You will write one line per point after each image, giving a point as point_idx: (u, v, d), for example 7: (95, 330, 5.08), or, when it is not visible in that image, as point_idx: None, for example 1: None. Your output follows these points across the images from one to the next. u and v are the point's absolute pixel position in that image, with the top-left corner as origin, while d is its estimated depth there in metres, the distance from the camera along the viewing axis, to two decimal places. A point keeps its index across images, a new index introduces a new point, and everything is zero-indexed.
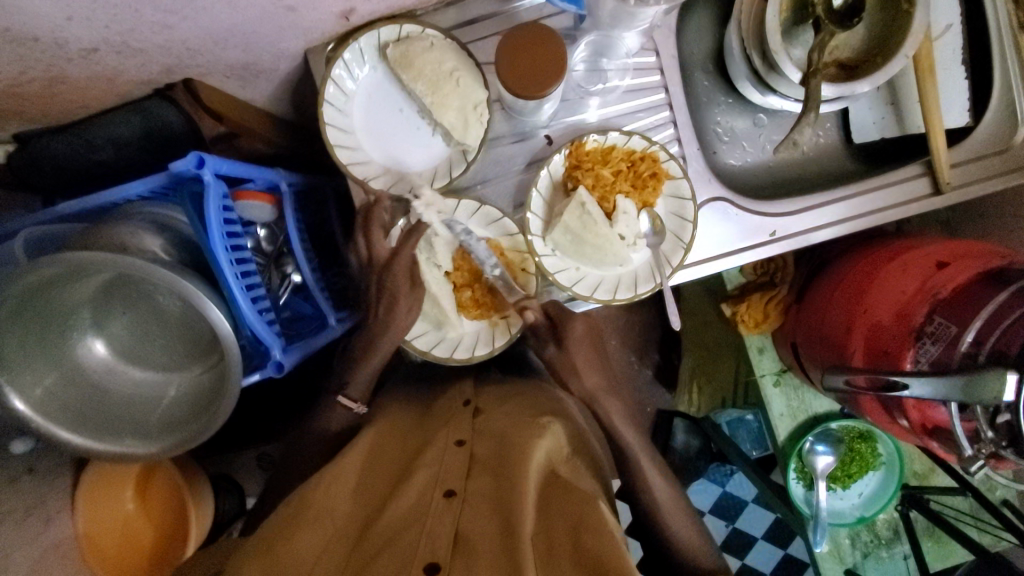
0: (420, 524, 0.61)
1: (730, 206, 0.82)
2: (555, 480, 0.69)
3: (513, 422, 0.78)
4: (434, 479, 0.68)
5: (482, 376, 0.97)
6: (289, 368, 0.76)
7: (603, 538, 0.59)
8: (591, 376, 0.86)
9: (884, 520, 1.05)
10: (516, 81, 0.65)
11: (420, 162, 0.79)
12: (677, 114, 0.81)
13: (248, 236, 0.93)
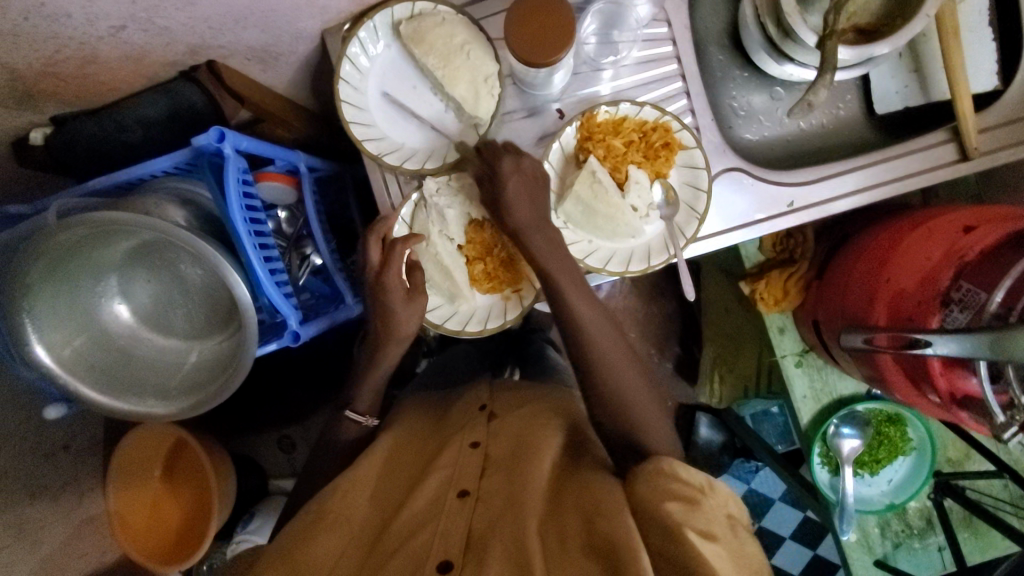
0: (435, 524, 0.64)
1: (746, 176, 0.80)
2: (570, 477, 0.69)
3: (528, 424, 0.77)
4: (449, 478, 0.70)
5: (496, 381, 0.93)
6: (306, 338, 0.78)
7: (612, 521, 0.58)
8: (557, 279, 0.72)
9: (916, 509, 1.01)
10: (523, 49, 0.66)
11: (433, 138, 0.81)
12: (689, 84, 0.81)
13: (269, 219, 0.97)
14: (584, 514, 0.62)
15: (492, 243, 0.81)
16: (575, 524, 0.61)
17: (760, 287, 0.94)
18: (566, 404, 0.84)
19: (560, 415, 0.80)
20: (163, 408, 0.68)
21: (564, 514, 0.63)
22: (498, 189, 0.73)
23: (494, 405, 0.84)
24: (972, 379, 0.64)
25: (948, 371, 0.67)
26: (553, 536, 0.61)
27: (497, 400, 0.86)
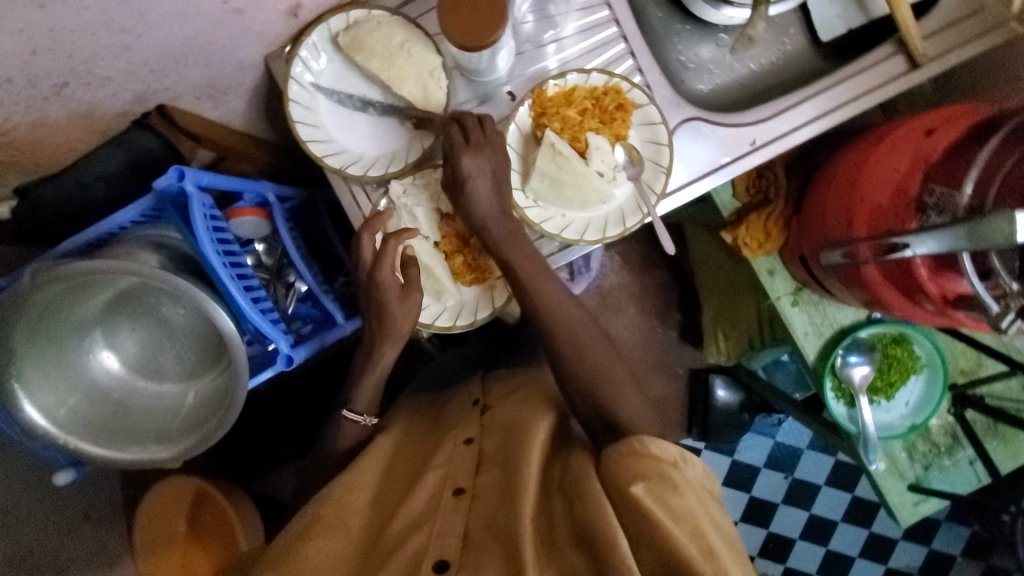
0: (431, 522, 0.65)
1: (704, 124, 0.81)
2: (559, 459, 0.71)
3: (518, 411, 0.80)
4: (445, 476, 0.72)
5: (488, 374, 0.98)
6: (299, 360, 0.78)
7: (588, 500, 0.59)
8: (524, 273, 0.75)
9: (941, 428, 1.00)
10: (463, 35, 0.67)
11: (391, 143, 0.81)
12: (632, 44, 0.81)
13: (246, 254, 0.96)
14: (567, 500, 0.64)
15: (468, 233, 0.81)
16: (560, 506, 0.63)
17: (741, 234, 0.93)
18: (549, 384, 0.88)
19: (549, 399, 0.82)
20: (168, 453, 0.68)
21: (551, 501, 0.65)
22: (458, 186, 0.74)
23: (486, 399, 0.88)
24: (962, 281, 0.64)
25: (933, 278, 0.66)
26: (543, 519, 0.63)
27: (489, 395, 0.89)
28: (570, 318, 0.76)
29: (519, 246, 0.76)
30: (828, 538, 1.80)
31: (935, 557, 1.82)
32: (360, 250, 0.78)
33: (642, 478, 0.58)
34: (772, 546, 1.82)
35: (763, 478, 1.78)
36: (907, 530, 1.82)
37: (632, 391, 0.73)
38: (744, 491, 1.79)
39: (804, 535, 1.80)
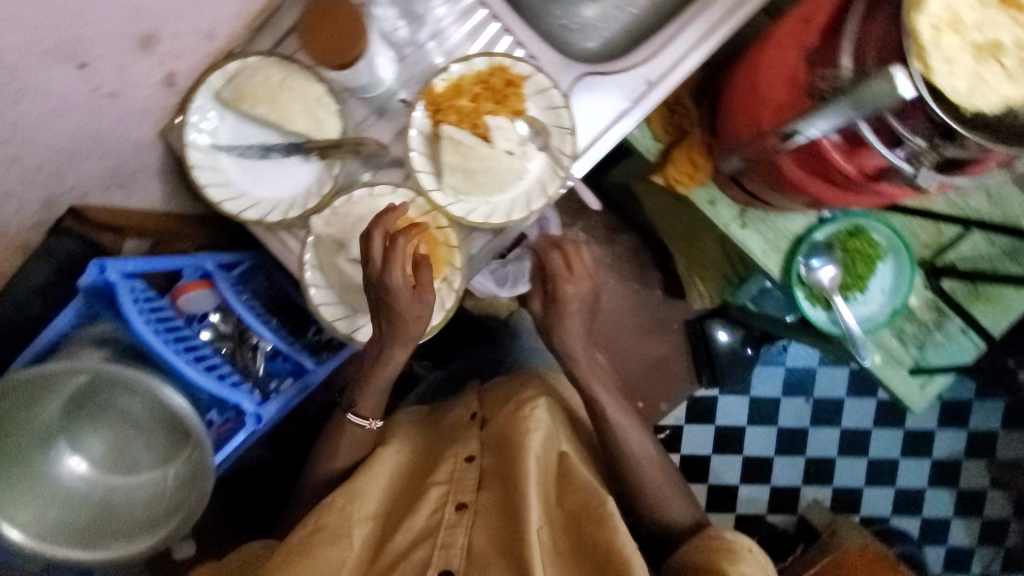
0: (436, 535, 0.79)
1: (597, 77, 0.81)
2: (550, 466, 0.88)
3: (507, 423, 0.94)
4: (448, 490, 0.86)
5: (483, 388, 1.13)
6: (268, 415, 0.80)
7: (602, 529, 0.76)
8: (604, 392, 1.02)
9: (922, 305, 1.00)
10: (327, 55, 0.71)
11: (303, 180, 0.80)
12: (506, 20, 0.81)
13: (204, 329, 0.96)
14: (570, 513, 0.82)
15: None
16: (564, 518, 0.82)
17: (669, 172, 0.93)
18: (540, 389, 1.05)
19: (528, 408, 0.96)
20: (153, 538, 0.69)
21: (549, 510, 0.82)
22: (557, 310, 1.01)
23: (482, 413, 1.02)
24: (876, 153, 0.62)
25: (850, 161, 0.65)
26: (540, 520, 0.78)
27: (484, 408, 1.04)
28: (636, 455, 0.99)
29: (590, 346, 1.04)
30: (866, 447, 1.83)
31: (976, 435, 1.83)
32: (369, 250, 0.76)
33: (731, 555, 0.77)
34: (815, 470, 1.84)
35: (786, 406, 1.81)
36: (941, 417, 1.82)
37: (678, 501, 0.99)
38: (772, 425, 1.82)
39: (842, 451, 1.84)
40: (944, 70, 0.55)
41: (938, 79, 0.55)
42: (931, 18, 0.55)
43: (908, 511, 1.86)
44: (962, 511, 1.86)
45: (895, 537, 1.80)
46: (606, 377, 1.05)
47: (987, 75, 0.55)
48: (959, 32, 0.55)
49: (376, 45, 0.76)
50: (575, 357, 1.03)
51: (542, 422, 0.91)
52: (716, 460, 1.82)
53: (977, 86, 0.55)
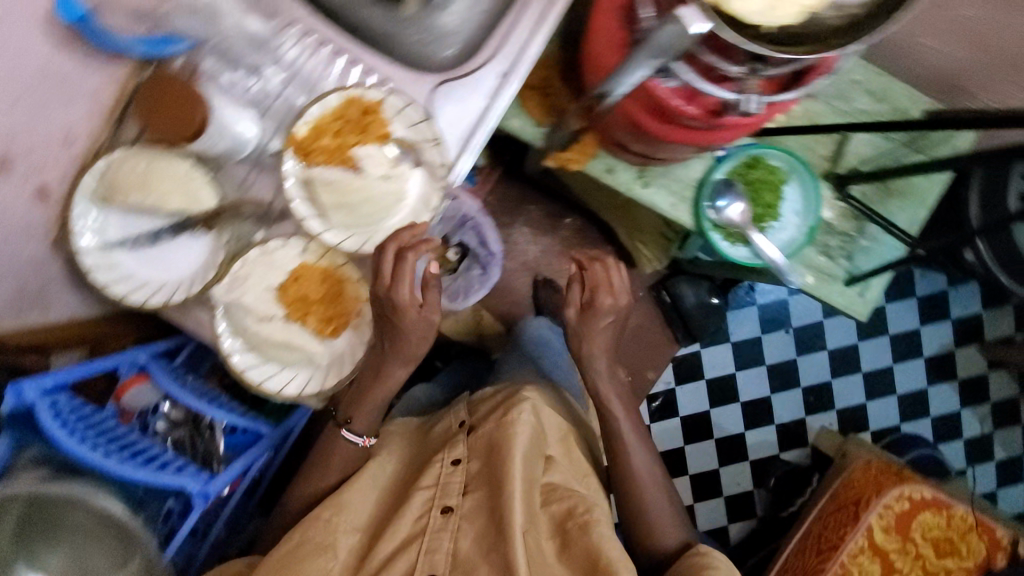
0: (423, 540, 0.87)
1: (453, 82, 0.82)
2: (535, 471, 0.94)
3: (497, 431, 0.97)
4: (434, 495, 0.92)
5: (474, 396, 1.14)
6: (214, 492, 0.83)
7: (590, 537, 0.86)
8: (619, 408, 1.10)
9: (838, 216, 1.01)
10: (161, 124, 0.77)
11: (200, 254, 0.82)
12: (351, 50, 0.83)
13: (155, 421, 0.97)
14: (554, 518, 0.92)
15: (307, 291, 0.80)
16: (550, 525, 0.91)
17: (561, 156, 0.95)
18: (526, 397, 1.04)
19: (521, 411, 0.99)
20: None
21: (534, 511, 0.90)
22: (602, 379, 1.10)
23: (470, 421, 1.05)
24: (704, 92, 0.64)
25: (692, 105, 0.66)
26: (523, 522, 0.85)
27: (474, 416, 1.06)
28: (637, 463, 1.08)
29: (639, 431, 1.11)
30: (857, 362, 1.84)
31: (960, 322, 1.83)
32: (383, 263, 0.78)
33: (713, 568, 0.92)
34: (814, 398, 1.84)
35: (769, 343, 1.83)
36: (921, 314, 1.82)
37: (662, 498, 1.08)
38: (760, 364, 1.83)
39: (835, 372, 1.84)
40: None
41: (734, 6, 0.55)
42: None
43: (916, 414, 1.85)
44: (968, 400, 1.85)
45: (910, 442, 1.79)
46: (622, 391, 1.12)
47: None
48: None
49: (219, 102, 0.77)
50: (598, 374, 1.10)
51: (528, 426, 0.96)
52: (715, 412, 1.83)
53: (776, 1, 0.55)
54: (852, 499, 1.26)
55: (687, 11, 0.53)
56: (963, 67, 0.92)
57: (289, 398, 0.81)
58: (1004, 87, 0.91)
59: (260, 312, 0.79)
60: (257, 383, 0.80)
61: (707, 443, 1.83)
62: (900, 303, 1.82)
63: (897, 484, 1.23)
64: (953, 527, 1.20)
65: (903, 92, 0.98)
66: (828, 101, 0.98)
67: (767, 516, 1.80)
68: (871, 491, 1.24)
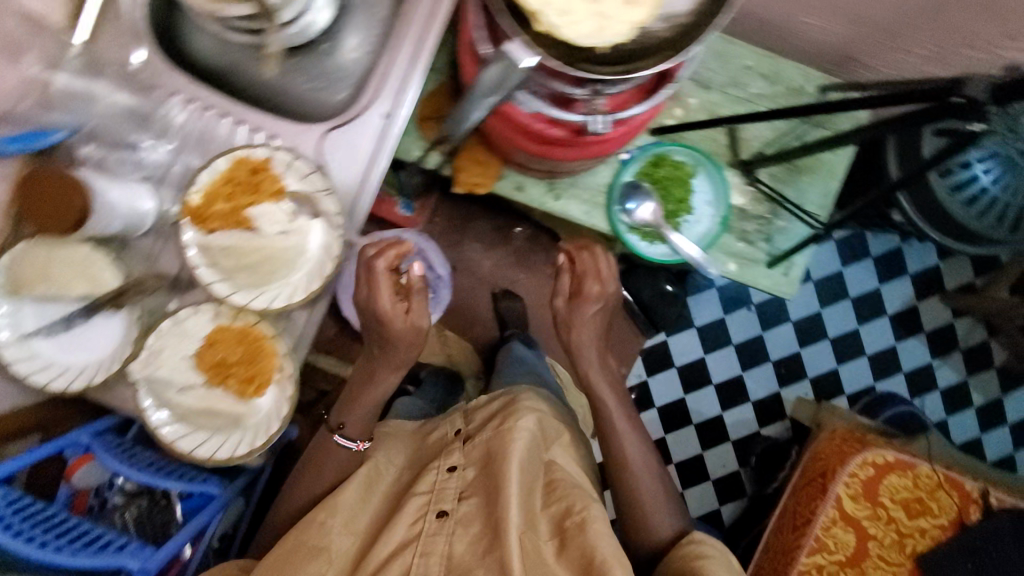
0: (418, 542, 0.91)
1: (339, 130, 0.84)
2: (536, 475, 0.99)
3: (495, 437, 1.02)
4: (430, 500, 0.97)
5: (467, 407, 1.19)
6: (154, 567, 0.88)
7: (586, 532, 0.87)
8: (606, 397, 1.10)
9: (751, 201, 1.01)
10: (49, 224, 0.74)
11: (119, 332, 0.82)
12: (235, 113, 0.84)
13: (111, 495, 0.99)
14: (553, 518, 0.92)
15: (223, 355, 0.81)
16: (547, 527, 0.92)
17: (464, 179, 0.95)
18: (526, 401, 1.11)
19: (519, 418, 1.04)
20: None
21: (532, 512, 0.93)
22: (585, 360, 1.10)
23: (467, 428, 1.10)
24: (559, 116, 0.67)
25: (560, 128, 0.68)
26: (516, 523, 0.88)
27: (470, 424, 1.11)
28: (626, 452, 1.07)
29: (629, 414, 1.10)
30: (823, 329, 1.85)
31: (919, 276, 1.84)
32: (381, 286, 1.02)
33: (705, 559, 0.89)
34: (786, 370, 1.85)
35: (733, 322, 1.84)
36: (880, 273, 1.83)
37: (658, 493, 1.04)
38: (727, 344, 1.84)
39: (803, 342, 1.85)
40: (567, 21, 0.56)
41: (565, 32, 0.56)
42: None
43: (889, 372, 1.85)
44: (938, 352, 1.85)
45: (885, 402, 1.79)
46: (609, 382, 1.12)
47: (608, 6, 0.56)
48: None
49: (101, 181, 0.76)
50: (588, 362, 1.10)
51: (525, 430, 1.01)
52: (690, 398, 1.84)
53: (604, 21, 0.56)
54: (818, 472, 1.27)
55: (515, 45, 0.54)
56: (844, 38, 0.93)
57: (221, 462, 0.81)
58: (890, 53, 0.92)
59: (179, 383, 0.80)
60: (188, 452, 0.80)
61: (688, 430, 1.84)
62: (856, 266, 1.83)
63: (859, 451, 1.23)
64: (921, 487, 1.21)
65: (796, 71, 0.99)
66: (723, 90, 0.99)
67: (755, 494, 1.81)
68: (836, 461, 1.25)
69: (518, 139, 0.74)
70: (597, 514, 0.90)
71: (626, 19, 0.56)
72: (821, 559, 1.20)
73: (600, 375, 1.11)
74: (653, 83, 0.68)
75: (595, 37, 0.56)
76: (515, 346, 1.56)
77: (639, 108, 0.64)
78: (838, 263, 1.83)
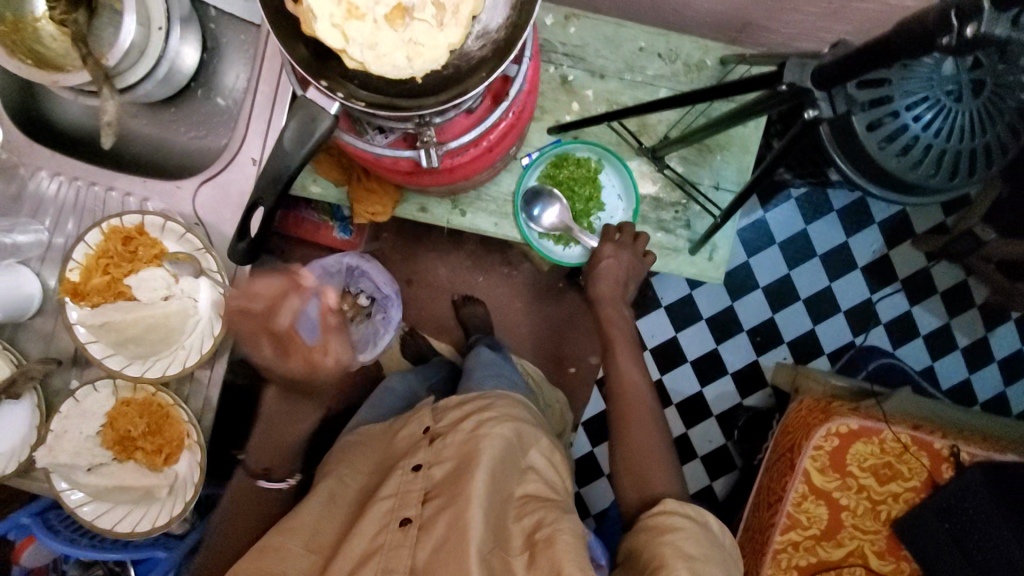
0: (378, 556, 0.75)
1: (212, 182, 0.80)
2: (510, 481, 0.84)
3: (467, 440, 0.86)
4: (394, 507, 0.82)
5: (438, 402, 1.03)
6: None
7: (556, 545, 0.71)
8: (617, 337, 0.94)
9: (663, 188, 0.97)
10: None
11: (21, 419, 0.81)
12: (101, 179, 0.80)
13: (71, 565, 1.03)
14: (526, 531, 0.77)
15: (127, 429, 0.80)
16: (519, 540, 0.76)
17: (362, 210, 0.91)
18: (495, 403, 0.96)
19: (488, 420, 0.90)
20: None
21: (501, 522, 0.78)
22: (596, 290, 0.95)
23: (436, 426, 0.95)
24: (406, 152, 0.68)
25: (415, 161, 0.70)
26: (483, 544, 0.72)
27: (439, 422, 0.95)
28: (630, 399, 0.89)
29: (637, 357, 0.93)
30: (795, 292, 1.78)
31: (886, 223, 1.76)
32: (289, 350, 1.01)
33: (674, 534, 0.71)
34: (761, 338, 1.80)
35: (701, 297, 1.79)
36: (846, 225, 1.76)
37: (661, 453, 0.85)
38: (698, 319, 1.79)
39: (775, 306, 1.79)
40: (376, 56, 0.56)
41: (376, 68, 0.56)
42: (331, 21, 0.55)
43: (868, 325, 1.79)
44: (916, 298, 1.78)
45: (867, 356, 1.73)
46: (624, 326, 0.95)
47: (415, 34, 0.56)
48: (364, 15, 0.56)
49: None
50: (601, 301, 0.95)
51: (497, 432, 0.86)
52: (668, 379, 1.80)
53: (414, 49, 0.56)
54: (788, 447, 1.26)
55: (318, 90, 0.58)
56: (733, 5, 0.86)
57: (145, 534, 0.80)
58: (786, 14, 0.85)
59: (87, 464, 0.80)
60: (109, 529, 0.80)
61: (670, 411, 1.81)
62: (821, 222, 1.76)
63: (824, 421, 1.20)
64: (888, 452, 1.19)
65: (692, 45, 0.93)
66: (619, 76, 0.94)
67: (745, 466, 1.77)
68: (802, 435, 1.22)
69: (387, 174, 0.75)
70: (569, 527, 0.74)
71: (435, 46, 0.56)
72: (794, 535, 1.19)
73: (612, 307, 0.95)
74: (503, 90, 0.68)
75: (407, 67, 0.56)
76: (481, 348, 1.36)
77: (471, 134, 0.66)
78: (801, 221, 1.76)
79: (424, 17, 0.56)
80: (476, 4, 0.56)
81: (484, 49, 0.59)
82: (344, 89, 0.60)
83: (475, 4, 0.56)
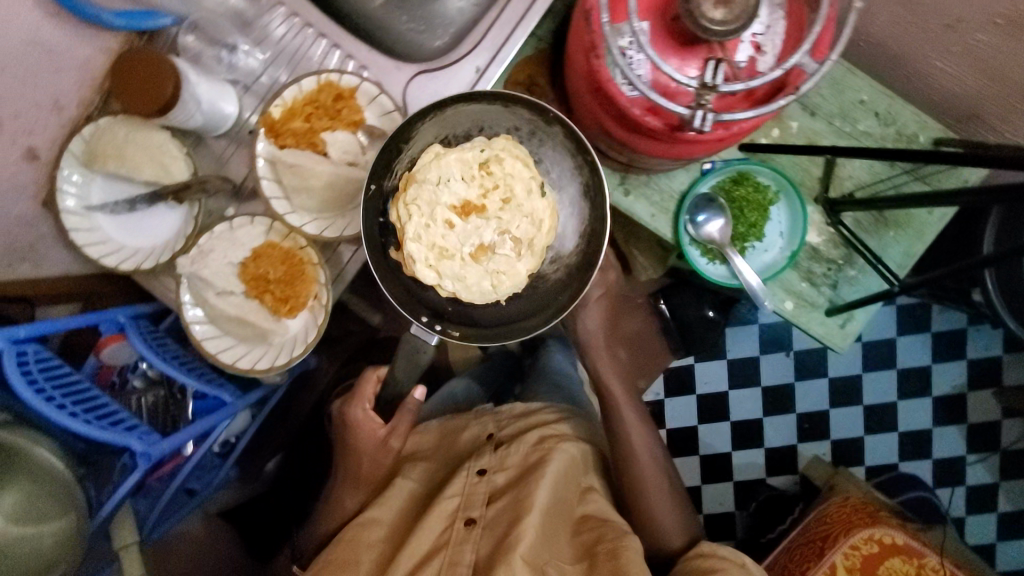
0: (444, 553, 0.86)
1: (428, 73, 0.84)
2: (573, 501, 0.95)
3: (532, 454, 0.96)
4: (460, 506, 0.91)
5: (500, 412, 1.11)
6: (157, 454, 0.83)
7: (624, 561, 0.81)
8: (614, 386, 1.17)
9: (827, 243, 0.96)
10: (130, 100, 0.71)
11: (173, 223, 0.85)
12: (331, 36, 0.84)
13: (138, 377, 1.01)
14: (586, 544, 0.89)
15: (265, 270, 0.82)
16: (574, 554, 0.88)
17: None
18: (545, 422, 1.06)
19: (548, 441, 0.99)
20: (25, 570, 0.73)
21: (561, 536, 0.90)
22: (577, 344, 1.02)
23: (500, 435, 1.05)
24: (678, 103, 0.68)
25: (688, 61, 0.68)
26: (539, 553, 0.83)
27: (503, 432, 1.06)
28: (644, 465, 1.08)
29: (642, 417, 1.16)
30: (860, 395, 1.75)
31: (978, 363, 1.70)
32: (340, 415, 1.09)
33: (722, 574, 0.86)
34: (809, 426, 1.76)
35: (768, 364, 1.76)
36: (936, 350, 1.71)
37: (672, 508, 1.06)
38: (756, 384, 1.76)
39: (834, 401, 1.75)
40: (466, 286, 0.71)
41: (466, 297, 0.72)
42: (426, 264, 0.71)
43: (917, 455, 1.74)
44: (976, 448, 1.72)
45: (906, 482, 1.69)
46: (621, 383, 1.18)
47: (496, 265, 0.71)
48: (452, 254, 0.71)
49: (192, 73, 0.75)
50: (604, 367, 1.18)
51: (565, 450, 0.96)
52: (703, 428, 1.78)
53: (496, 277, 0.71)
54: (819, 536, 1.24)
55: (418, 326, 0.76)
56: (975, 90, 0.84)
57: (242, 371, 0.83)
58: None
59: (219, 287, 0.82)
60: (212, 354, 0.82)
61: (694, 459, 1.77)
62: (913, 337, 1.72)
63: (867, 526, 1.19)
64: None
65: (913, 117, 0.92)
66: (828, 120, 0.94)
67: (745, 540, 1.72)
68: (841, 530, 1.21)
69: (598, 121, 0.79)
70: (632, 544, 0.85)
71: (515, 275, 0.71)
72: None
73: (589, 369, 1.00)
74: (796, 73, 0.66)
75: (493, 293, 0.72)
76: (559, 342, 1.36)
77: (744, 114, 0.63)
78: (894, 330, 1.72)
79: (503, 252, 0.71)
80: (548, 237, 0.72)
81: (557, 273, 0.74)
82: (435, 314, 0.76)
83: (548, 239, 0.72)
